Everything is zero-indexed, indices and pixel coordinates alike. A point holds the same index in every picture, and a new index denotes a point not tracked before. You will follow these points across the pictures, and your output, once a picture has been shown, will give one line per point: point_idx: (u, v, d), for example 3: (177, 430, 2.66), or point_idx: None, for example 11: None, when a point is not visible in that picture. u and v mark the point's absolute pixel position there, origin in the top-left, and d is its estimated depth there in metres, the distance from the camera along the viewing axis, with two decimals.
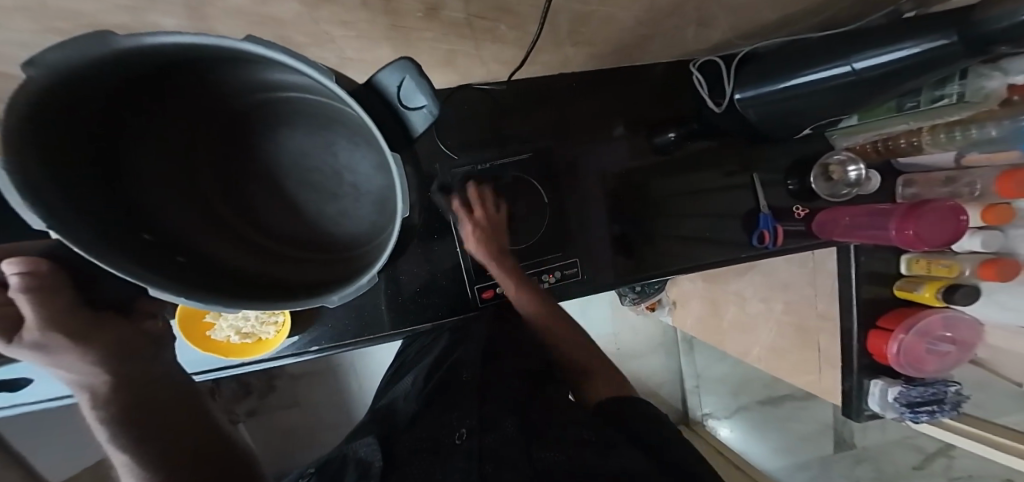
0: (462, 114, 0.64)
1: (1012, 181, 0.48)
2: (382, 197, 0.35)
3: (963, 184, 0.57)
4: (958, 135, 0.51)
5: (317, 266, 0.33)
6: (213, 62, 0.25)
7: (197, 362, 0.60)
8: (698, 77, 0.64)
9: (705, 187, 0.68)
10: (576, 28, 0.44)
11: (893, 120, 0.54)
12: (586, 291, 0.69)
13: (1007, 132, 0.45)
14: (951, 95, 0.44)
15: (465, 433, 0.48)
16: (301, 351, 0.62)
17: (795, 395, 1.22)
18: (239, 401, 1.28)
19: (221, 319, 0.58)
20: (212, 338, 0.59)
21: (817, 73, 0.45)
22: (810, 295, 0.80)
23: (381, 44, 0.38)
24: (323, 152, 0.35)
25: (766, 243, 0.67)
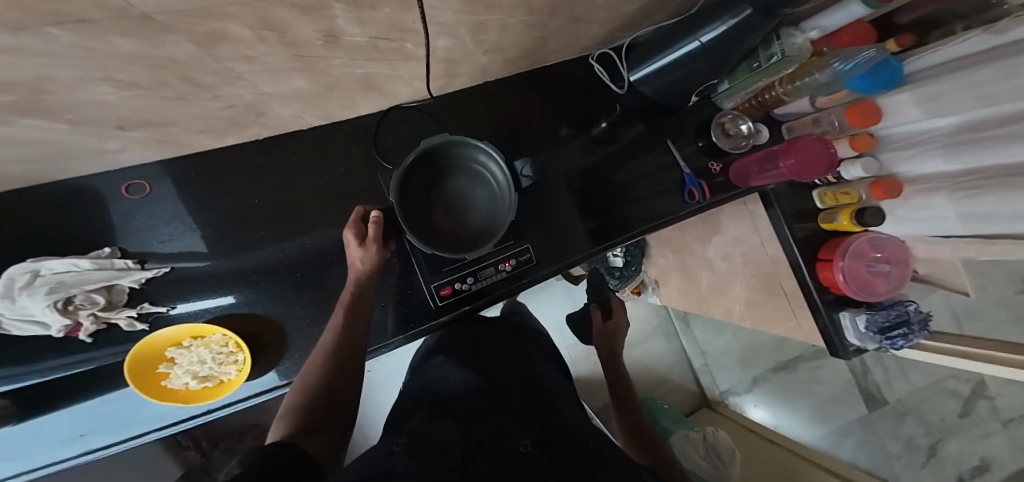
0: (398, 135, 0.68)
1: (858, 112, 0.57)
2: (502, 196, 0.61)
3: (826, 124, 0.66)
4: (804, 84, 0.61)
5: (455, 245, 0.60)
6: (457, 146, 0.59)
7: (155, 418, 0.59)
8: (598, 70, 0.71)
9: (635, 159, 0.74)
10: (477, 37, 0.49)
11: (751, 79, 0.62)
12: (547, 274, 0.72)
13: (829, 75, 0.56)
14: (778, 54, 0.55)
15: (529, 444, 0.47)
16: (271, 387, 0.62)
17: (805, 355, 1.26)
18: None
19: (176, 366, 0.57)
20: (169, 388, 0.57)
21: (678, 49, 0.54)
22: (757, 242, 0.85)
23: (292, 74, 0.42)
24: (471, 187, 0.61)
25: (697, 198, 0.72)
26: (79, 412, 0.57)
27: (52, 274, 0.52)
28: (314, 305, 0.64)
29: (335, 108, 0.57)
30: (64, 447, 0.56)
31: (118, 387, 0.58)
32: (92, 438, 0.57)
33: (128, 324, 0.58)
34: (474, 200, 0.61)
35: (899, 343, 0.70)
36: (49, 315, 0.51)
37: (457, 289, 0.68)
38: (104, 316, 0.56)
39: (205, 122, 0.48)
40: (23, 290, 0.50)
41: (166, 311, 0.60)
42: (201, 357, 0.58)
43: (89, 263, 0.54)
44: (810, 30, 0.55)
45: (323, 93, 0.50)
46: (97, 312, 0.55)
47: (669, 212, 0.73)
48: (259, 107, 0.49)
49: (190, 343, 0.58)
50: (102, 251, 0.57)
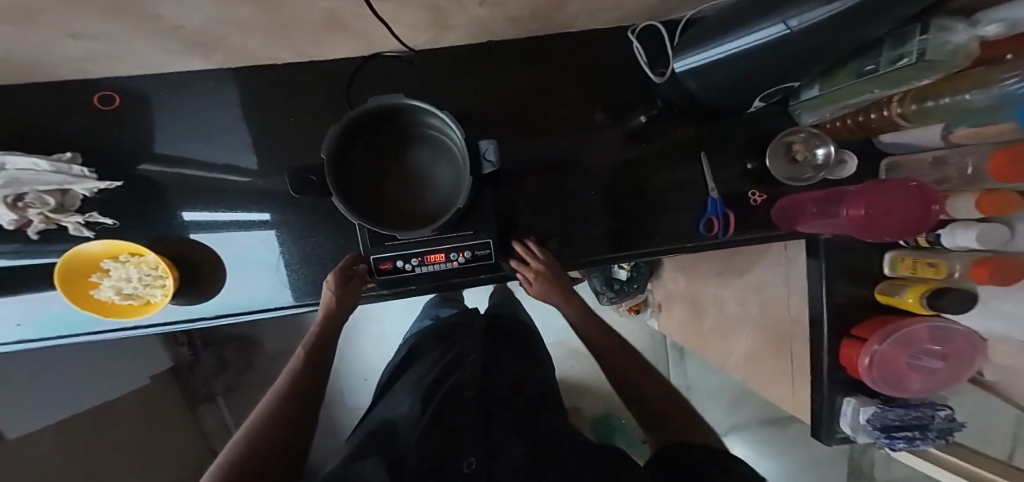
0: (378, 87, 0.60)
1: (1008, 160, 0.34)
2: (463, 177, 0.52)
3: (953, 167, 0.43)
4: (941, 104, 0.36)
5: (403, 220, 0.53)
6: (419, 113, 0.51)
7: (83, 322, 0.60)
8: (636, 47, 0.58)
9: (654, 167, 0.61)
10: None
11: (854, 88, 0.40)
12: (529, 273, 0.63)
13: (995, 100, 0.30)
14: (909, 56, 0.31)
15: (474, 462, 0.46)
16: (197, 317, 0.61)
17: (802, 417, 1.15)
18: (216, 377, 1.34)
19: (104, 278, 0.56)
20: (96, 298, 0.57)
21: (755, 33, 0.37)
22: (783, 294, 0.74)
23: (235, 7, 0.36)
24: (432, 162, 0.54)
25: (715, 232, 0.59)
26: (19, 302, 0.60)
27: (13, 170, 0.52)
28: (268, 251, 0.62)
29: (309, 46, 0.50)
30: (6, 332, 0.60)
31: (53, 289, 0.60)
32: (28, 330, 0.60)
33: (76, 230, 0.59)
34: (432, 176, 0.54)
35: (901, 446, 0.58)
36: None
37: (400, 267, 0.58)
38: (55, 218, 0.57)
39: (156, 44, 0.43)
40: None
41: (112, 225, 0.60)
42: (130, 274, 0.56)
43: (47, 165, 0.54)
44: (982, 26, 0.26)
45: (280, 28, 0.43)
46: (47, 213, 0.55)
47: (682, 238, 0.61)
48: (210, 36, 0.43)
49: (125, 258, 0.57)
50: (63, 155, 0.57)
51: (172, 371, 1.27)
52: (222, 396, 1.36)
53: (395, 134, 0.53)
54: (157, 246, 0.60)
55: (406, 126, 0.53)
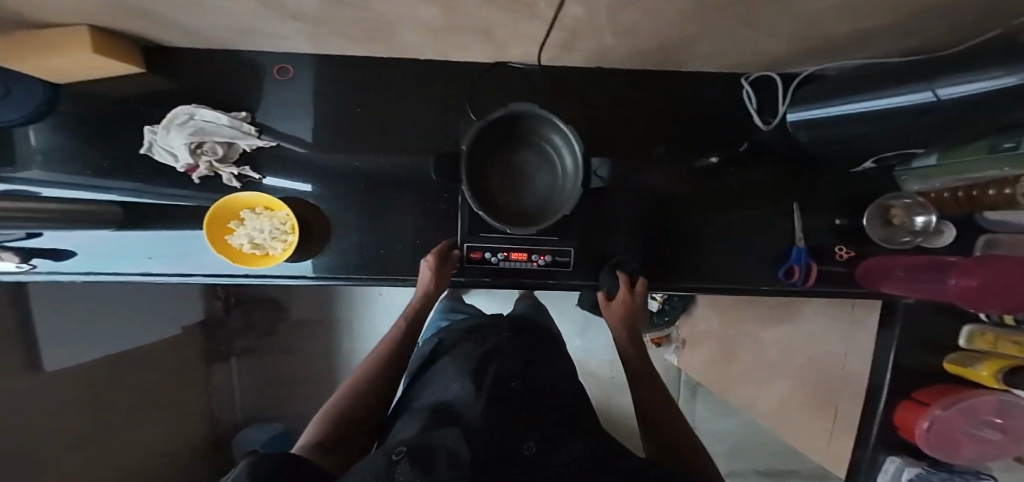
0: (492, 92, 0.64)
1: None
2: (563, 186, 0.55)
3: None
4: None
5: (503, 216, 0.55)
6: (541, 121, 0.53)
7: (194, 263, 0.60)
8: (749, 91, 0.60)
9: (736, 205, 0.63)
10: (616, 14, 0.42)
11: (987, 165, 0.42)
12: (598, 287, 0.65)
13: None
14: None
15: (534, 448, 0.45)
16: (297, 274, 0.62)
17: None
18: (240, 336, 1.39)
19: (244, 224, 0.56)
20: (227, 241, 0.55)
21: (903, 95, 0.37)
22: (840, 352, 0.72)
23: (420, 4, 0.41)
24: (535, 165, 0.56)
25: (794, 281, 0.58)
26: (151, 235, 0.59)
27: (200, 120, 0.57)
28: (357, 224, 0.63)
29: (445, 45, 0.55)
30: (129, 261, 0.59)
31: (189, 228, 0.59)
32: (157, 264, 0.60)
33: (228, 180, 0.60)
34: (532, 178, 0.56)
35: None
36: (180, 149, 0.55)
37: (488, 259, 0.62)
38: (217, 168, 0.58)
39: (321, 25, 0.48)
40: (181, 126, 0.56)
41: (258, 180, 0.61)
42: (261, 227, 0.56)
43: (226, 118, 0.57)
44: None
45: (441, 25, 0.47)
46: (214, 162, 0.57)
47: (744, 280, 0.64)
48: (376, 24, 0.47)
49: (258, 211, 0.57)
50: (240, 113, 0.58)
51: (204, 328, 1.31)
52: (236, 356, 1.40)
53: (507, 133, 0.55)
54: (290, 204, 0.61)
55: (521, 129, 0.55)
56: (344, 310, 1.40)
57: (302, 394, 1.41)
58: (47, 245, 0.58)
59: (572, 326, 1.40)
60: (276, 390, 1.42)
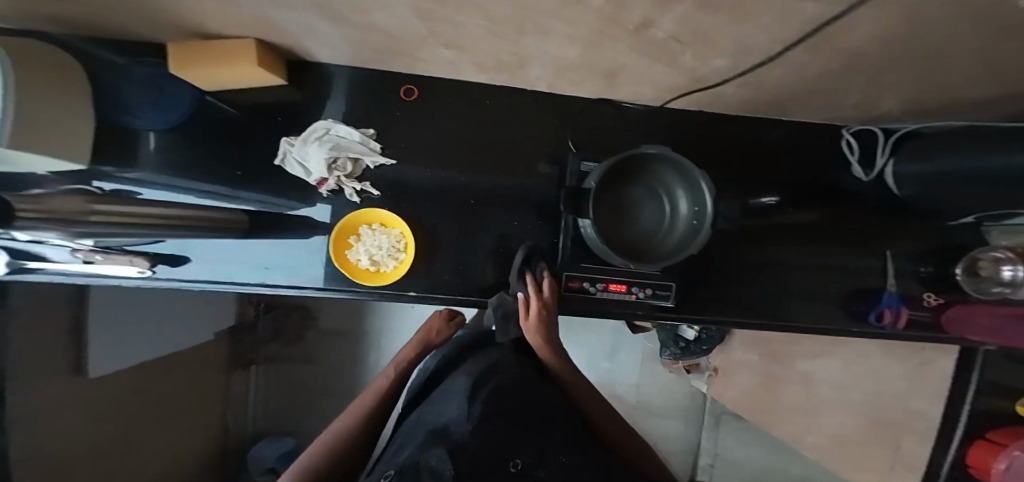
0: (596, 125, 0.65)
1: None
2: (670, 225, 0.55)
3: None
4: None
5: (615, 251, 0.53)
6: (658, 160, 0.54)
7: (290, 269, 0.59)
8: (848, 140, 0.63)
9: (827, 247, 0.65)
10: (754, 67, 0.46)
11: None
12: (696, 321, 0.63)
13: None
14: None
15: (522, 463, 0.43)
16: (399, 295, 0.60)
17: None
18: (264, 344, 1.31)
19: (364, 240, 0.58)
20: (346, 256, 0.58)
21: (1004, 160, 0.39)
22: (902, 389, 0.77)
23: (576, 44, 0.45)
24: (642, 201, 0.56)
25: (884, 323, 0.61)
26: (277, 244, 0.58)
27: (335, 136, 0.58)
28: (456, 242, 0.62)
29: (564, 79, 0.57)
30: (249, 271, 0.58)
31: (297, 236, 0.59)
32: (276, 275, 0.58)
33: (350, 195, 0.59)
34: (638, 215, 0.56)
35: None
36: (317, 164, 0.56)
37: (586, 289, 0.60)
38: (344, 182, 0.58)
39: (465, 51, 0.51)
40: (317, 140, 0.57)
41: (377, 196, 0.60)
42: (380, 243, 0.58)
43: (359, 135, 0.58)
44: None
45: (586, 61, 0.49)
46: (342, 176, 0.58)
47: (827, 322, 0.64)
48: (518, 55, 0.50)
49: (376, 227, 0.59)
50: (369, 131, 0.59)
51: (230, 335, 1.26)
52: (258, 365, 1.31)
53: (619, 169, 0.55)
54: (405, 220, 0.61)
55: (634, 166, 0.55)
56: (375, 320, 1.34)
57: (318, 410, 1.33)
58: (169, 247, 0.56)
59: (601, 349, 1.40)
60: (292, 404, 1.33)
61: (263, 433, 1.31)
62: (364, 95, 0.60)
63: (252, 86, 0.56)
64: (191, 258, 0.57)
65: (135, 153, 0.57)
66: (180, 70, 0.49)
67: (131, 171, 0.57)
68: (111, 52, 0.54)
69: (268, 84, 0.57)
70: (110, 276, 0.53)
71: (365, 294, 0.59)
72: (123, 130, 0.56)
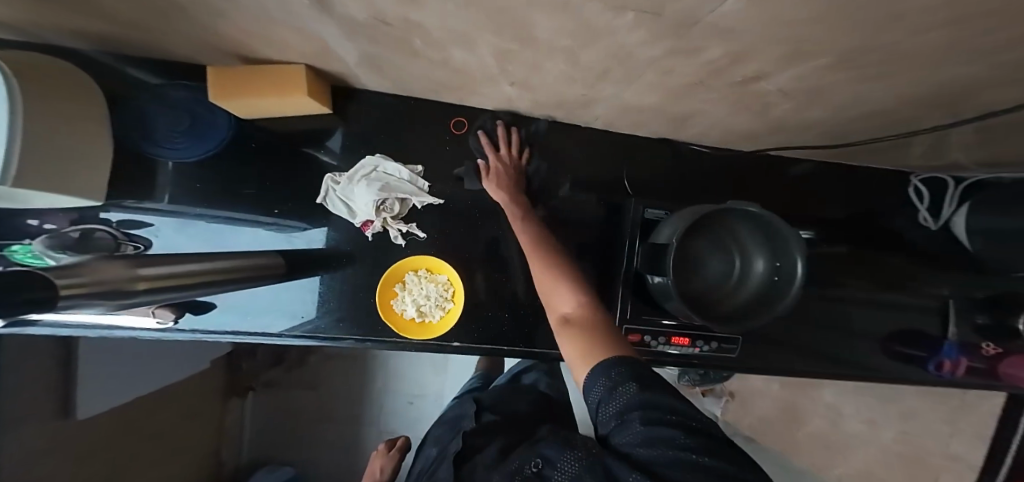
0: (656, 164, 0.62)
1: None
2: (745, 280, 0.51)
3: None
4: None
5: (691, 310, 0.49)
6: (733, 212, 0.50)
7: (326, 317, 0.53)
8: (917, 188, 0.63)
9: (887, 293, 0.62)
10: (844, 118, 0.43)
11: None
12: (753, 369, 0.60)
13: None
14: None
15: None
16: (443, 346, 0.54)
17: None
18: (264, 369, 1.23)
19: (410, 290, 0.53)
20: (392, 306, 0.54)
21: None
22: (945, 432, 0.78)
23: (662, 90, 0.41)
24: (713, 253, 0.52)
25: (943, 373, 0.60)
26: (314, 290, 0.53)
27: (383, 174, 0.54)
28: (506, 286, 0.56)
29: (626, 118, 0.54)
30: (283, 318, 0.52)
31: (336, 282, 0.53)
32: (310, 324, 0.53)
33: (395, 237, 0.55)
34: (710, 268, 0.52)
35: None
36: (365, 206, 0.52)
37: (647, 344, 0.56)
38: (389, 223, 0.54)
39: (530, 90, 0.46)
40: (364, 179, 0.53)
41: (423, 239, 0.55)
42: (428, 292, 0.54)
43: (407, 173, 0.54)
44: None
45: (660, 106, 0.46)
46: (389, 219, 0.53)
47: (877, 370, 0.62)
48: (589, 96, 0.46)
49: (423, 275, 0.54)
50: (417, 168, 0.55)
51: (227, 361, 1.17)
52: (255, 391, 1.23)
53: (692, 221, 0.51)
54: (453, 266, 0.55)
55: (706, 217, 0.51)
56: None
57: (319, 440, 1.25)
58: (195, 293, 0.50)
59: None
60: (292, 433, 1.24)
61: (258, 464, 1.22)
62: (411, 127, 0.55)
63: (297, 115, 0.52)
64: (218, 304, 0.51)
65: (151, 184, 0.51)
66: (222, 97, 0.44)
67: (147, 204, 0.50)
68: (148, 74, 0.50)
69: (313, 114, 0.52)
70: (129, 327, 0.48)
71: (406, 346, 0.54)
72: (140, 158, 0.50)
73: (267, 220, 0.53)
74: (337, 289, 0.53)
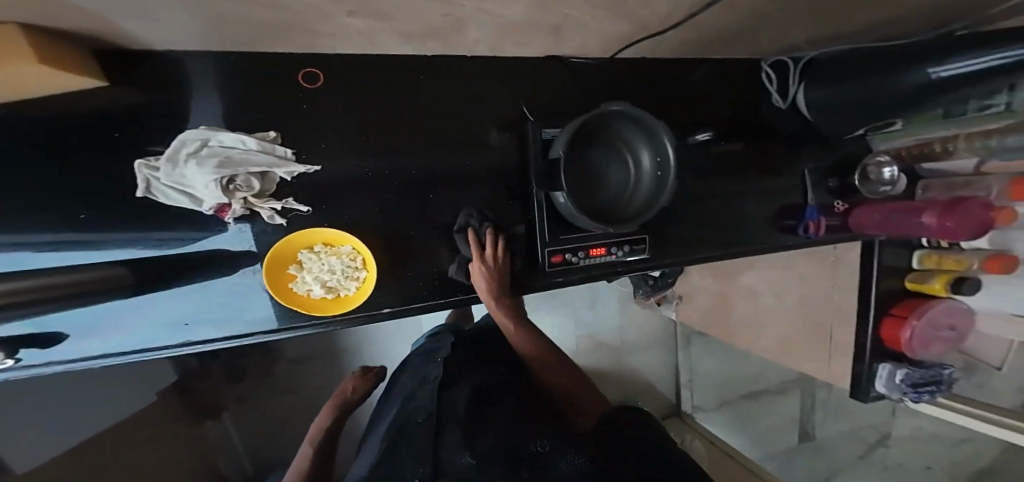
0: (552, 84, 0.63)
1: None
2: (640, 181, 0.56)
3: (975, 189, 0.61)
4: None
5: (592, 215, 0.53)
6: (618, 118, 0.53)
7: (224, 319, 0.47)
8: (768, 73, 0.70)
9: (770, 174, 0.71)
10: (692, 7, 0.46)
11: (936, 127, 0.59)
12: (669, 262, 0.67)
13: None
14: (998, 106, 0.47)
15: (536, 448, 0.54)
16: (372, 315, 0.53)
17: (771, 389, 1.47)
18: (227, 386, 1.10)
19: (306, 270, 0.48)
20: (291, 290, 0.49)
21: (887, 80, 0.49)
22: (827, 288, 0.89)
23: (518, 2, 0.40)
24: (608, 161, 0.56)
25: (810, 233, 0.70)
26: (191, 294, 0.46)
27: (219, 148, 0.42)
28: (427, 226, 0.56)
29: (511, 39, 0.52)
30: (163, 332, 0.45)
31: (222, 278, 0.47)
32: (200, 330, 0.47)
33: (268, 217, 0.46)
34: (608, 175, 0.56)
35: (923, 398, 0.82)
36: (206, 191, 0.41)
37: (570, 261, 0.60)
38: (251, 204, 0.44)
39: (390, 24, 0.42)
40: (191, 158, 0.40)
41: (307, 213, 0.49)
42: (331, 266, 0.49)
43: (255, 143, 0.43)
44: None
45: (529, 17, 0.45)
46: (249, 198, 0.43)
47: (769, 244, 0.71)
48: (462, 18, 0.44)
49: (321, 249, 0.49)
50: (268, 134, 0.45)
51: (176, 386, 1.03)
52: (229, 411, 1.10)
53: (581, 133, 0.54)
54: (357, 234, 0.51)
55: (595, 127, 0.54)
56: (348, 337, 1.21)
57: None
58: (33, 325, 0.42)
59: (583, 302, 1.50)
60: (268, 448, 1.16)
61: None
62: (257, 80, 0.45)
63: (48, 94, 0.37)
64: (70, 332, 0.43)
65: None
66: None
67: None
68: None
69: (76, 89, 0.38)
70: None
71: (327, 327, 0.50)
72: None
73: (77, 233, 0.41)
74: (224, 288, 0.47)
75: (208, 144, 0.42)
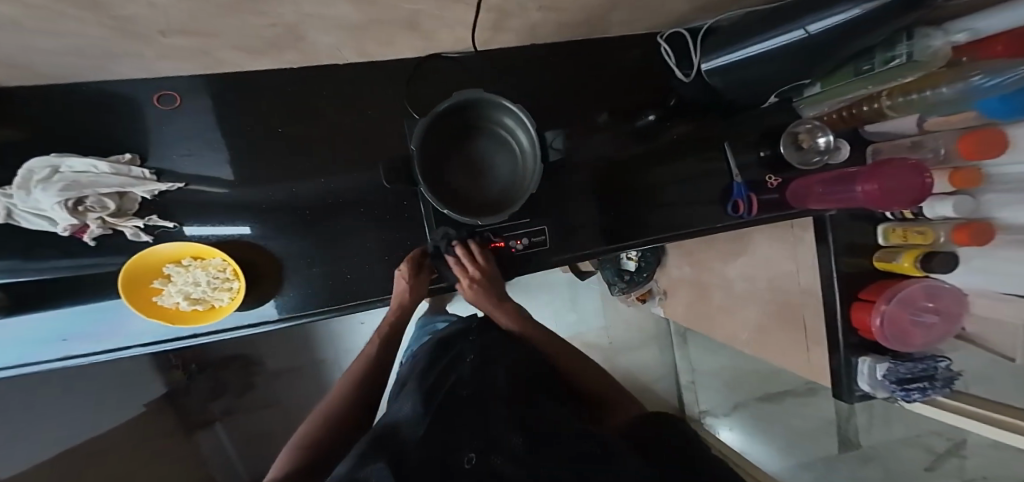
0: (441, 82, 0.62)
1: (973, 141, 0.44)
2: (524, 167, 0.53)
3: (929, 149, 0.52)
4: (914, 98, 0.49)
5: (470, 208, 0.51)
6: (484, 104, 0.51)
7: (94, 334, 0.53)
8: (665, 49, 0.67)
9: (692, 153, 0.67)
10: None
11: (853, 85, 0.53)
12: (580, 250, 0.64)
13: (958, 91, 0.42)
14: (900, 57, 0.44)
15: (474, 455, 0.42)
16: (262, 322, 0.57)
17: (795, 391, 1.11)
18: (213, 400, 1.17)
19: (169, 283, 0.51)
20: (157, 302, 0.52)
21: (780, 36, 0.45)
22: (793, 271, 0.81)
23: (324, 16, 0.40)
24: (490, 151, 0.54)
25: (740, 212, 0.65)
26: (71, 312, 0.53)
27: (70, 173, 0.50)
28: (322, 231, 0.60)
29: (373, 45, 0.52)
30: (48, 346, 0.53)
31: (101, 298, 0.54)
32: (76, 344, 0.53)
33: (133, 233, 0.54)
34: (493, 164, 0.54)
35: (916, 396, 0.66)
36: (57, 211, 0.49)
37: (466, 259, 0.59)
38: (113, 222, 0.53)
39: (220, 45, 0.43)
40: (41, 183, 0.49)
41: (172, 227, 0.56)
42: (196, 278, 0.52)
43: (105, 166, 0.51)
44: (955, 32, 0.41)
45: (363, 24, 0.45)
46: (106, 217, 0.51)
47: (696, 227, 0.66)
48: (298, 30, 0.44)
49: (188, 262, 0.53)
50: (122, 156, 0.53)
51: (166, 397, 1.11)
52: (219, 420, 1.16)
53: (453, 125, 0.52)
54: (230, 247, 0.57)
55: (467, 117, 0.52)
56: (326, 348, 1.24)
57: None
58: None
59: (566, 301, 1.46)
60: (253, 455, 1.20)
61: None
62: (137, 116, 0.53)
63: None
64: None
65: None
66: None
67: None
68: None
69: None
70: None
71: (211, 335, 0.54)
72: None
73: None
74: (97, 306, 0.54)
75: (58, 171, 0.50)
